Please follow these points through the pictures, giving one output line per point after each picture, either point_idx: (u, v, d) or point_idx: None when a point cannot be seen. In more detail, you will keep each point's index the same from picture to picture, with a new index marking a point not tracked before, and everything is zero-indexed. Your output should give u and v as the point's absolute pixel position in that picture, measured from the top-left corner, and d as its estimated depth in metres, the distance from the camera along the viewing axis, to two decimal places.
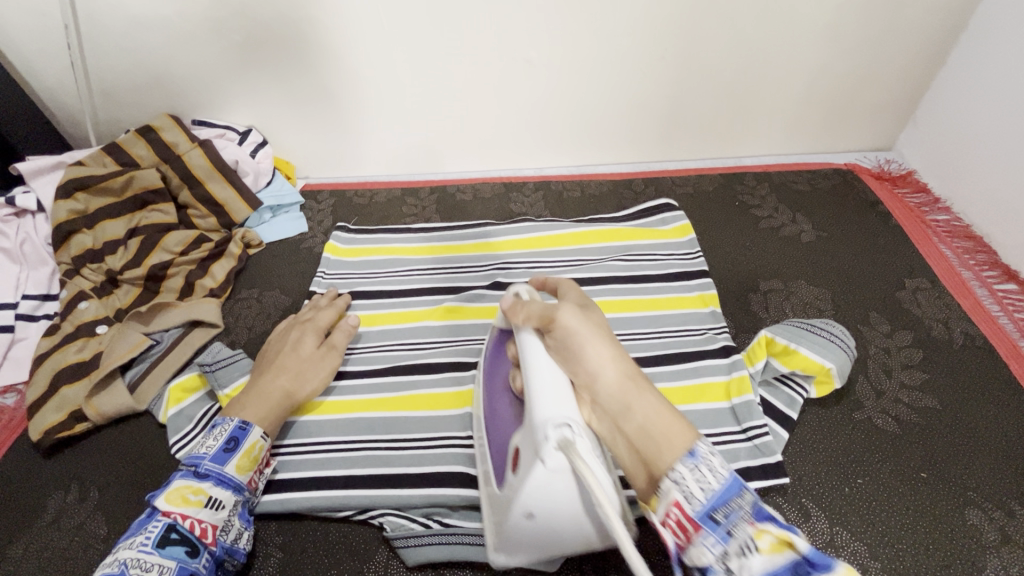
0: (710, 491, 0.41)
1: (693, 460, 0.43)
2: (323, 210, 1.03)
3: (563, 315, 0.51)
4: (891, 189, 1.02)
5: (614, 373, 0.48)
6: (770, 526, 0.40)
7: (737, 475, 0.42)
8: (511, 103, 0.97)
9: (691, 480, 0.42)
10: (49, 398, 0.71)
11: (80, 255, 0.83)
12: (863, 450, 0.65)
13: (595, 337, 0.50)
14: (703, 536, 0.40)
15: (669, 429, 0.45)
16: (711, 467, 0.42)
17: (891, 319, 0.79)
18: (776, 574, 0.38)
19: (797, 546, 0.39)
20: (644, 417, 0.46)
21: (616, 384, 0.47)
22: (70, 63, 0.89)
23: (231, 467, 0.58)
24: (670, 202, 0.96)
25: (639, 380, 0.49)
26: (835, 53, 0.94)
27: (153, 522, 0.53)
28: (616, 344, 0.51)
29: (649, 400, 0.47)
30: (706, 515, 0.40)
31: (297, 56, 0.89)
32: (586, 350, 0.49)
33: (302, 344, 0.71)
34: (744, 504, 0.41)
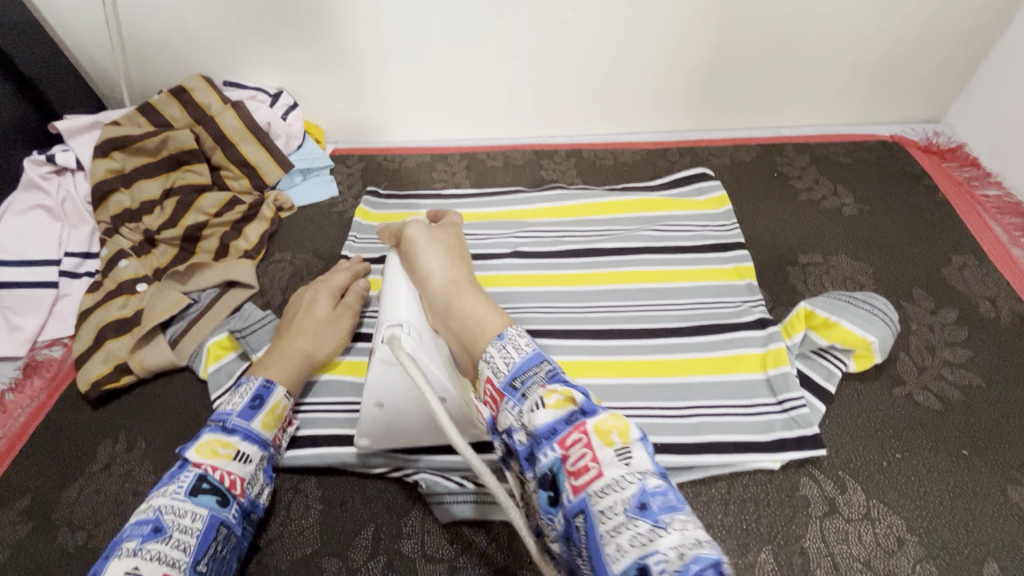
0: (512, 363, 0.47)
1: (500, 340, 0.49)
2: (352, 175, 1.02)
3: (416, 234, 0.64)
4: (939, 163, 0.98)
5: (443, 274, 0.59)
6: (558, 386, 0.44)
7: (540, 350, 0.48)
8: (545, 68, 0.94)
9: (497, 355, 0.48)
10: (95, 351, 0.73)
11: (118, 214, 0.84)
12: (902, 426, 0.64)
13: (438, 251, 0.62)
14: (507, 403, 0.45)
15: (484, 315, 0.53)
16: (516, 345, 0.48)
17: (936, 295, 0.77)
18: (554, 425, 0.42)
19: (576, 399, 0.43)
20: (463, 307, 0.55)
21: (440, 286, 0.58)
22: (103, 20, 0.89)
23: (257, 423, 0.60)
24: (707, 172, 0.93)
25: (465, 283, 0.58)
26: (887, 19, 0.89)
27: (184, 472, 0.54)
28: (456, 261, 0.62)
29: (470, 297, 0.56)
30: (509, 385, 0.46)
31: (328, 15, 0.87)
32: (423, 258, 0.61)
33: (317, 306, 0.72)
34: (540, 373, 0.46)
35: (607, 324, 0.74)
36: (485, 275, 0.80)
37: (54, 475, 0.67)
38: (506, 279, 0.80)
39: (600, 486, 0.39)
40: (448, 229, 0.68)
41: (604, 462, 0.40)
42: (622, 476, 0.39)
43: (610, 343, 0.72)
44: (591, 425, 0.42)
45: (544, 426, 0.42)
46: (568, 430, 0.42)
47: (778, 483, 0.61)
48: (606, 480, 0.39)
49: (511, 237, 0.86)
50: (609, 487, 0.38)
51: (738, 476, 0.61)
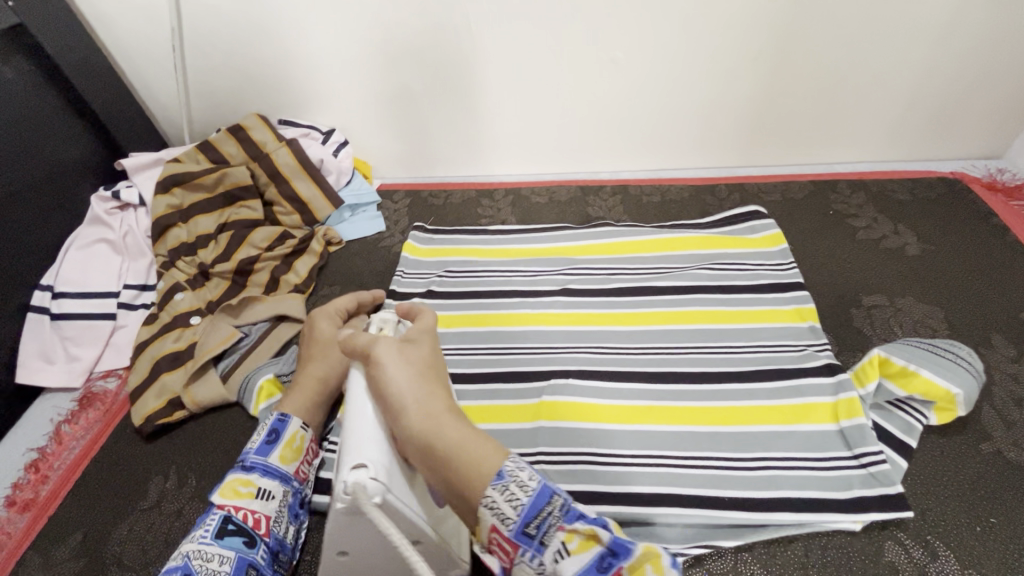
0: (520, 506, 0.42)
1: (501, 480, 0.43)
2: (399, 210, 1.03)
3: (384, 354, 0.48)
4: (1005, 201, 0.94)
5: (420, 410, 0.46)
6: (578, 525, 0.43)
7: (547, 481, 0.44)
8: (594, 105, 0.95)
9: (499, 501, 0.42)
10: (149, 386, 0.74)
11: (175, 247, 0.86)
12: (994, 486, 0.59)
13: (412, 374, 0.48)
14: (521, 552, 0.43)
15: (475, 449, 0.44)
16: (519, 482, 0.43)
17: (1018, 343, 0.73)
18: (586, 569, 0.41)
19: (603, 539, 0.42)
20: (451, 444, 0.44)
21: (416, 425, 0.45)
22: (172, 64, 0.93)
23: (274, 457, 0.59)
24: (760, 210, 0.91)
25: (446, 415, 0.46)
26: (947, 55, 0.87)
27: (209, 516, 0.53)
28: (433, 384, 0.49)
29: (459, 429, 0.46)
30: (520, 533, 0.42)
31: (384, 57, 0.90)
32: (391, 383, 0.47)
33: (320, 329, 0.67)
34: (555, 509, 0.43)
35: (665, 366, 0.71)
36: (535, 314, 0.79)
37: (106, 512, 0.66)
38: (556, 317, 0.78)
39: None
40: (422, 335, 0.53)
41: None
42: None
43: (669, 387, 0.69)
44: (624, 566, 0.42)
45: None
46: None
47: (862, 547, 0.56)
48: None
49: (560, 274, 0.85)
50: None
51: (816, 536, 0.57)
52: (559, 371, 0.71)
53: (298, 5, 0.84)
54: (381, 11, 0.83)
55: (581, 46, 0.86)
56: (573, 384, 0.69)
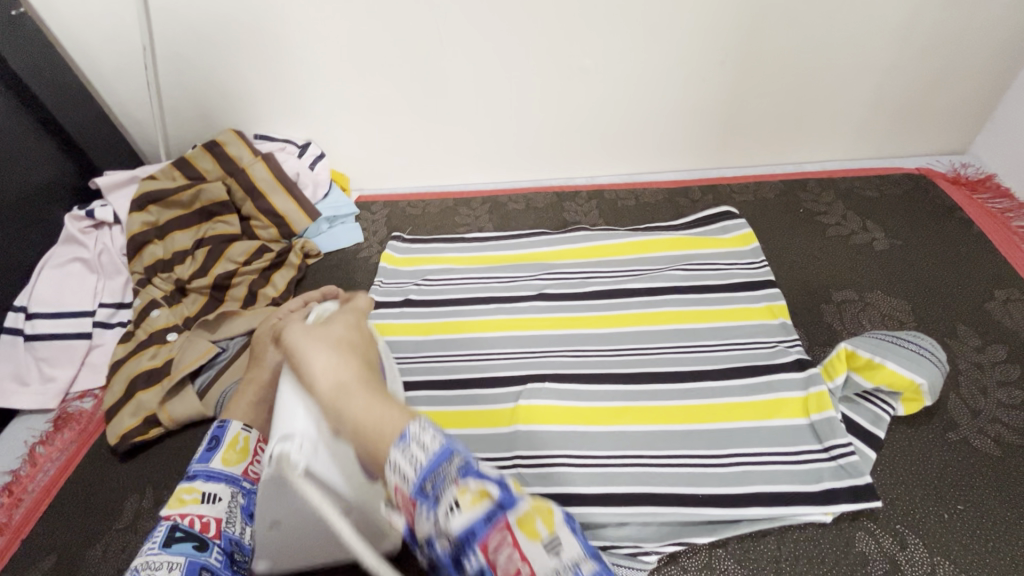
0: (418, 464, 0.38)
1: (401, 442, 0.40)
2: (377, 221, 1.04)
3: (295, 334, 0.52)
4: (970, 195, 0.96)
5: (330, 377, 0.47)
6: (472, 482, 0.36)
7: (446, 440, 0.39)
8: (566, 111, 0.96)
9: (399, 460, 0.39)
10: (125, 404, 0.74)
11: (151, 265, 0.86)
12: (961, 474, 0.60)
13: (324, 348, 0.50)
14: (421, 510, 0.37)
15: (380, 416, 0.43)
16: (421, 442, 0.39)
17: (982, 332, 0.74)
18: (473, 527, 0.35)
19: (493, 493, 0.36)
20: (355, 411, 0.44)
21: (326, 392, 0.46)
22: (146, 83, 0.94)
23: (217, 461, 0.56)
24: (731, 210, 0.93)
25: (356, 383, 0.46)
26: (905, 56, 0.90)
27: (157, 529, 0.51)
28: (347, 353, 0.50)
29: (371, 397, 0.45)
30: (417, 489, 0.38)
31: (357, 71, 0.91)
32: (305, 359, 0.49)
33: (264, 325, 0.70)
34: (453, 467, 0.38)
35: (640, 367, 0.72)
36: (512, 319, 0.80)
37: (80, 532, 0.66)
38: (533, 322, 0.79)
39: None
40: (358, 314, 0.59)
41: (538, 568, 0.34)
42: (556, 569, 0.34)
43: (645, 387, 0.69)
44: (514, 519, 0.36)
45: (461, 531, 0.35)
46: (490, 532, 0.35)
47: (833, 539, 0.57)
48: None
49: (536, 279, 0.86)
50: None
51: (787, 530, 0.58)
52: (535, 375, 0.72)
53: (270, 23, 0.85)
54: (351, 25, 0.85)
55: (550, 55, 0.88)
56: (547, 388, 0.70)
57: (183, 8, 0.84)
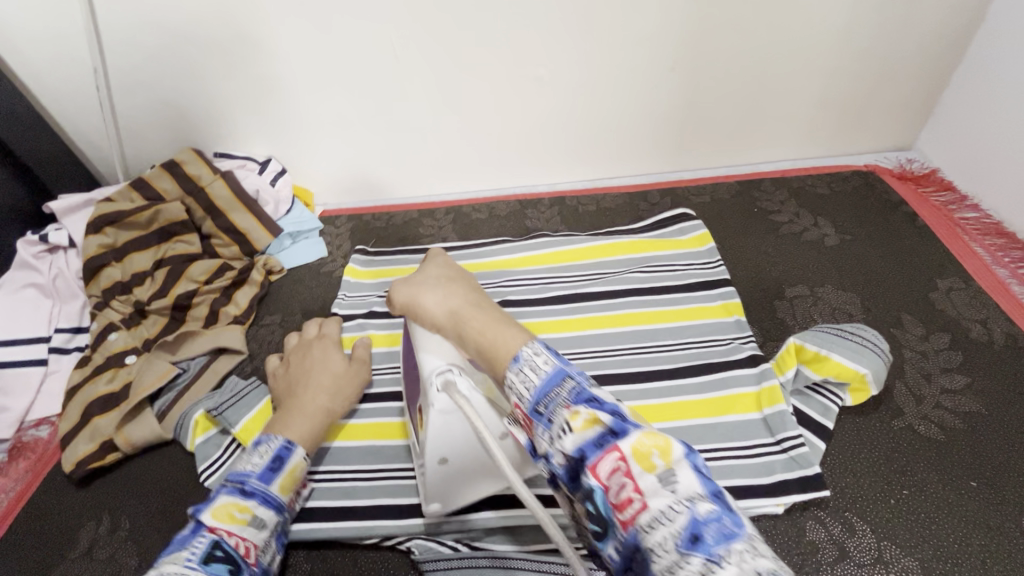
0: (532, 386, 0.41)
1: (517, 364, 0.43)
2: (341, 235, 1.04)
3: (401, 289, 0.59)
4: (915, 190, 1.00)
5: (443, 307, 0.54)
6: (583, 407, 0.38)
7: (560, 365, 0.41)
8: (524, 119, 0.97)
9: (517, 383, 0.42)
10: (81, 430, 0.73)
11: (109, 288, 0.85)
12: (907, 460, 0.63)
13: (428, 288, 0.57)
14: (536, 429, 0.40)
15: (493, 332, 0.48)
16: (535, 365, 0.42)
17: (926, 322, 0.77)
18: (584, 447, 0.36)
19: (603, 418, 0.37)
20: (478, 328, 0.49)
21: (444, 321, 0.53)
22: (99, 105, 0.93)
23: (276, 486, 0.58)
24: (688, 212, 0.95)
25: (468, 308, 0.52)
26: (849, 57, 0.93)
27: (198, 537, 0.49)
28: (455, 285, 0.56)
29: (487, 312, 0.51)
30: (533, 410, 0.40)
31: (315, 87, 0.91)
32: (422, 304, 0.55)
33: (329, 360, 0.73)
34: (565, 392, 0.39)
35: (598, 370, 0.73)
36: None
37: (35, 564, 0.65)
38: None
39: (647, 520, 0.33)
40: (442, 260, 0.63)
41: (648, 493, 0.33)
42: (669, 505, 0.32)
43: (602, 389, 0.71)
44: (626, 446, 0.35)
45: (573, 450, 0.37)
46: (600, 455, 0.35)
47: (783, 530, 0.58)
48: (652, 513, 0.33)
49: (498, 286, 0.87)
50: (656, 522, 0.32)
51: None
52: None
53: (222, 42, 0.85)
54: (304, 42, 0.85)
55: (504, 66, 0.89)
56: None
57: (133, 30, 0.84)
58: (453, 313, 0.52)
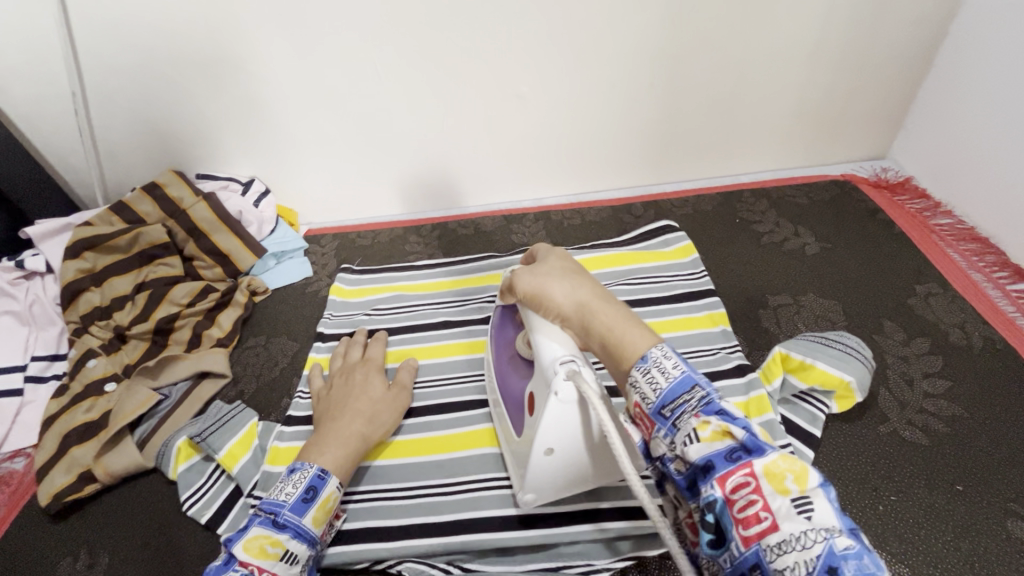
0: (660, 390, 0.42)
1: (644, 364, 0.43)
2: (327, 253, 1.04)
3: (522, 277, 0.54)
4: (890, 197, 1.02)
5: (571, 300, 0.50)
6: (714, 419, 0.40)
7: (689, 372, 0.42)
8: (507, 135, 0.98)
9: (642, 382, 0.43)
10: (57, 462, 0.70)
11: (88, 313, 0.83)
12: (894, 465, 0.63)
13: (553, 276, 0.52)
14: (658, 431, 0.42)
15: (624, 333, 0.46)
16: (662, 368, 0.43)
17: (906, 327, 0.78)
18: (713, 459, 0.38)
19: (736, 433, 0.38)
20: (607, 323, 0.47)
21: (573, 313, 0.49)
22: (77, 127, 0.92)
23: (308, 518, 0.56)
24: (671, 224, 0.96)
25: (598, 301, 0.49)
26: (822, 70, 0.95)
27: (230, 572, 0.51)
28: (580, 275, 0.52)
29: (615, 307, 0.48)
30: (657, 413, 0.42)
31: (298, 107, 0.91)
32: (547, 293, 0.51)
33: (371, 385, 0.72)
34: (693, 399, 0.41)
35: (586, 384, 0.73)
36: (464, 343, 0.84)
37: None
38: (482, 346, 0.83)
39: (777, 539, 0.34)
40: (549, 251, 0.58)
41: (779, 512, 0.35)
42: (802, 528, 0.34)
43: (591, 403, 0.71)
44: (759, 465, 0.37)
45: (700, 459, 0.39)
46: (729, 467, 0.38)
47: None
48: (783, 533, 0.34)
49: (483, 301, 0.89)
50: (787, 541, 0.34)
51: None
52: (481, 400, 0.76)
53: (203, 64, 0.85)
54: (286, 64, 0.86)
55: (486, 85, 0.91)
56: None
57: (112, 53, 0.83)
58: (581, 307, 0.49)
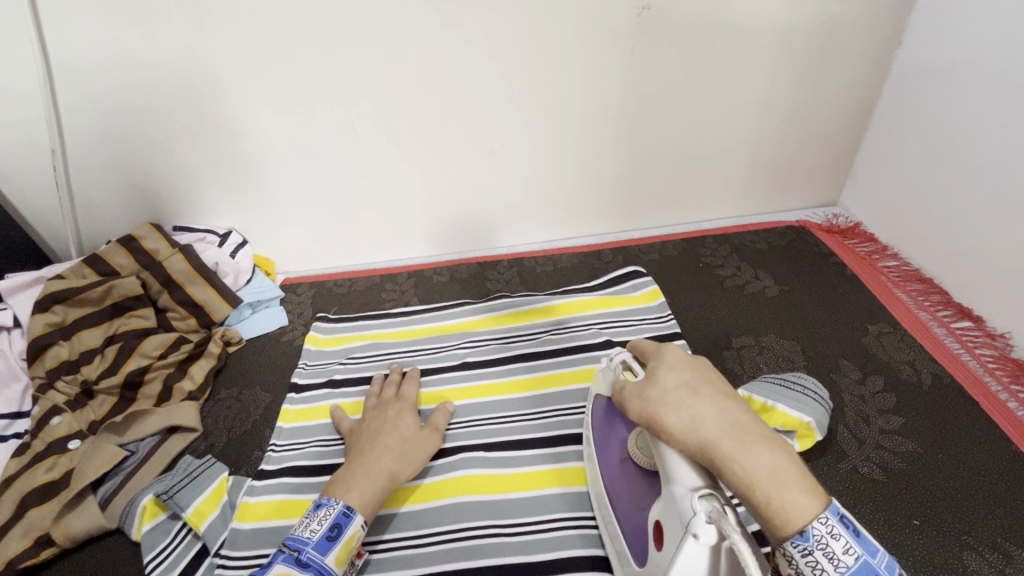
0: (831, 574, 0.39)
1: (806, 541, 0.40)
2: (303, 302, 1.05)
3: (632, 398, 0.51)
4: (842, 242, 1.09)
5: (697, 437, 0.44)
6: None
7: (865, 558, 0.40)
8: (481, 185, 1.03)
9: (801, 561, 0.40)
10: (15, 524, 0.68)
11: (55, 367, 0.82)
12: (853, 502, 0.66)
13: (671, 402, 0.47)
14: None
15: (782, 494, 0.41)
16: (831, 551, 0.40)
17: (860, 365, 0.82)
18: None
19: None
20: (758, 470, 0.41)
21: (702, 452, 0.44)
22: (55, 184, 0.93)
23: (331, 557, 0.56)
24: (638, 270, 1.00)
25: (734, 437, 0.43)
26: (770, 127, 1.03)
27: None
28: (706, 397, 0.46)
29: (760, 449, 0.42)
30: None
31: (277, 162, 0.95)
32: (670, 424, 0.46)
33: (403, 423, 0.73)
34: None
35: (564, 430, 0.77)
36: (437, 391, 0.84)
37: None
38: (456, 393, 0.84)
39: None
40: (664, 360, 0.52)
41: None
42: None
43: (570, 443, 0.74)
44: None
45: None
46: None
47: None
48: None
49: (458, 348, 0.91)
50: None
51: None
52: (456, 446, 0.77)
53: (184, 123, 0.88)
54: (266, 123, 0.89)
55: (458, 140, 0.95)
56: (479, 456, 0.75)
57: (95, 113, 0.86)
58: (711, 445, 0.43)
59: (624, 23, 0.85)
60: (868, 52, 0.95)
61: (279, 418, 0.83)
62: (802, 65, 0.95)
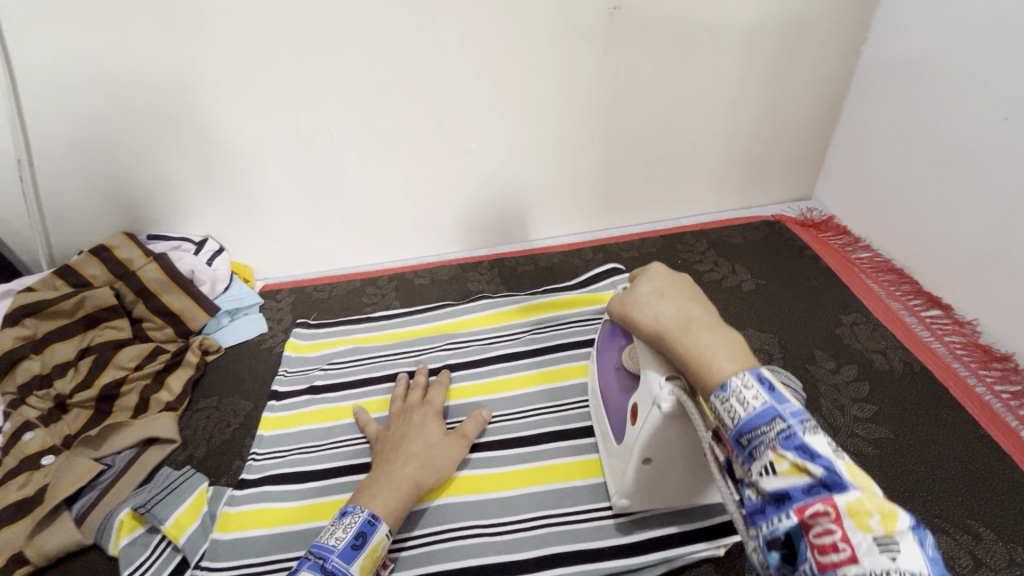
0: (738, 418, 0.44)
1: (725, 393, 0.45)
2: (283, 308, 1.04)
3: (616, 304, 0.62)
4: (817, 235, 1.11)
5: (656, 323, 0.54)
6: (790, 454, 0.40)
7: (773, 403, 0.43)
8: (460, 187, 1.03)
9: (721, 409, 0.45)
10: None
11: (26, 382, 0.80)
12: None
13: (640, 301, 0.58)
14: (738, 456, 0.44)
15: (711, 358, 0.48)
16: (741, 398, 0.44)
17: (835, 355, 0.84)
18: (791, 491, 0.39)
19: (815, 471, 0.39)
20: (700, 345, 0.50)
21: (660, 337, 0.54)
22: (22, 195, 0.91)
23: (356, 567, 0.56)
24: (617, 267, 1.01)
25: (683, 322, 0.52)
26: (742, 124, 1.05)
27: None
28: (669, 296, 0.56)
29: (706, 331, 0.50)
30: (735, 439, 0.44)
31: (252, 168, 0.94)
32: (639, 322, 0.57)
33: (428, 429, 0.72)
34: (772, 431, 0.42)
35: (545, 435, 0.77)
36: None
37: None
38: None
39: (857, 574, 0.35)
40: (646, 273, 0.62)
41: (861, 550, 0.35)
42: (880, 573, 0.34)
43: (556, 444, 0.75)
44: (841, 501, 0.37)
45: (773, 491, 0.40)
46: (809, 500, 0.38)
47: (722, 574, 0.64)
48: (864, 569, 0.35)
49: (439, 350, 0.91)
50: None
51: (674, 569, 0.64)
52: None
53: (156, 130, 0.87)
54: (239, 128, 0.88)
55: (434, 143, 0.95)
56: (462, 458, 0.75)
57: (62, 121, 0.84)
58: (665, 330, 0.53)
59: (594, 24, 0.86)
60: (834, 50, 0.98)
61: (260, 426, 0.82)
62: (771, 62, 0.97)
